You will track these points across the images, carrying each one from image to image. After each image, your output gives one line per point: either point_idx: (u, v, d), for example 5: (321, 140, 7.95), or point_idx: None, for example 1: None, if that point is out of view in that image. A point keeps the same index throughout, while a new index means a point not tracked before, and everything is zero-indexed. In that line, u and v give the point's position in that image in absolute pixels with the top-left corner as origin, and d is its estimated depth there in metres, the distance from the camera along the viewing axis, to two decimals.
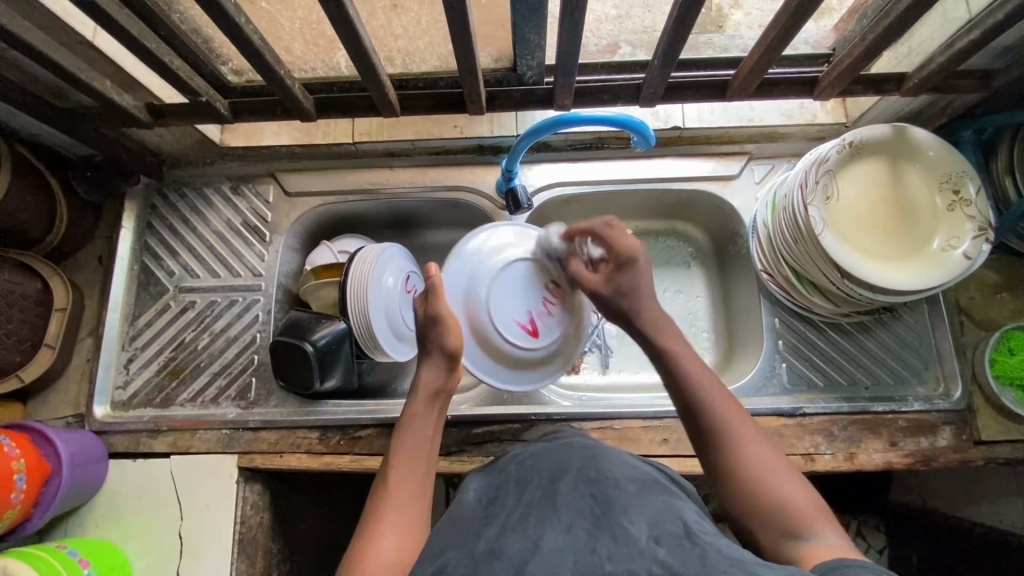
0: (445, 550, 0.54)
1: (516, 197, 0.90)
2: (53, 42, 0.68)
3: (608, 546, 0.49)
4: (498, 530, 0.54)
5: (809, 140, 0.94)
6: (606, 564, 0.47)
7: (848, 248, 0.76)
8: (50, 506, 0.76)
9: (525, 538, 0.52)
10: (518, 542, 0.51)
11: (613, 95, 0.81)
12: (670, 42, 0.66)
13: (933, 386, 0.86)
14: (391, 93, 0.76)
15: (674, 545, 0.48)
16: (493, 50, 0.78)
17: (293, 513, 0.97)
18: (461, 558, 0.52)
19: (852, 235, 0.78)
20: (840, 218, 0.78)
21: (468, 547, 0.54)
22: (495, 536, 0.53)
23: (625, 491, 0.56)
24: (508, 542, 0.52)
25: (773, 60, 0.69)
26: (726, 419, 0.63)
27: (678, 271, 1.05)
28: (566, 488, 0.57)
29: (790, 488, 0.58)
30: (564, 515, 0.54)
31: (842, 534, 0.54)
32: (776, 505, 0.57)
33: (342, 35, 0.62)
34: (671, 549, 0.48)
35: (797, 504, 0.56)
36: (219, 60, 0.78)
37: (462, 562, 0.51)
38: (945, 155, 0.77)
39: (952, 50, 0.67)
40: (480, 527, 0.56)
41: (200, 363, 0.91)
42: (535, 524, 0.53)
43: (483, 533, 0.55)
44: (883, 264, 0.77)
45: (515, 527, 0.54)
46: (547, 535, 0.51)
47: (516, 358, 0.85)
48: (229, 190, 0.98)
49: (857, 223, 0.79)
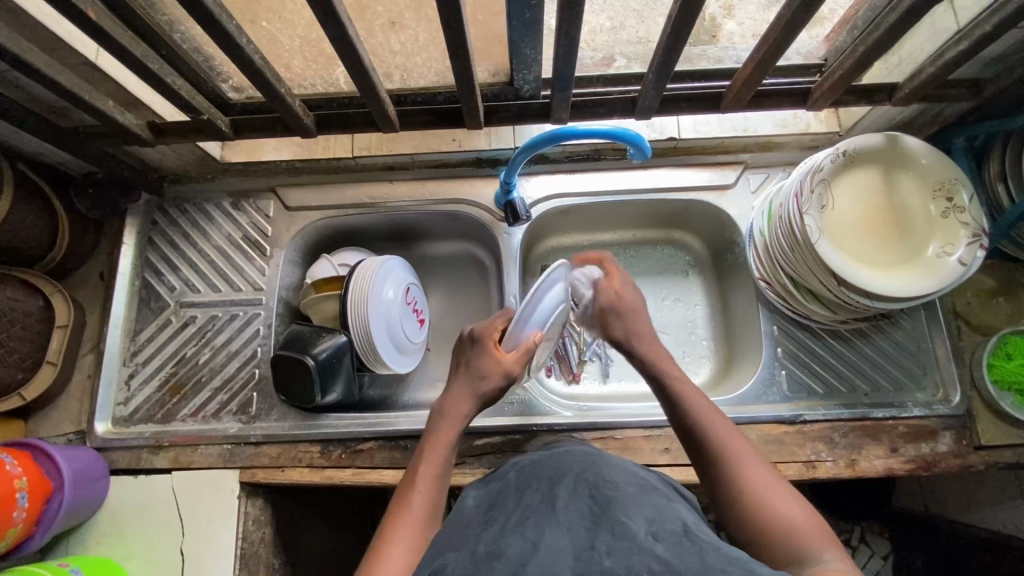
0: (445, 551, 0.54)
1: (515, 209, 0.91)
2: (55, 63, 0.69)
3: (607, 543, 0.49)
4: (497, 533, 0.54)
5: (804, 149, 0.95)
6: (604, 560, 0.47)
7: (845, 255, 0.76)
8: (52, 525, 0.76)
9: (524, 539, 0.51)
10: (517, 543, 0.51)
11: (609, 108, 0.83)
12: (664, 56, 0.67)
13: (932, 392, 0.87)
14: (390, 110, 0.77)
15: (672, 542, 0.48)
16: (490, 65, 0.79)
17: (295, 527, 0.96)
18: (460, 558, 0.52)
19: (847, 241, 0.79)
20: (835, 226, 0.79)
21: (468, 549, 0.53)
22: (494, 538, 0.53)
23: (624, 493, 0.56)
24: (508, 543, 0.51)
25: (766, 71, 0.70)
26: (724, 441, 0.63)
27: (677, 279, 1.05)
28: (565, 491, 0.57)
29: (790, 508, 0.56)
30: (563, 516, 0.53)
31: (845, 557, 0.51)
32: (781, 529, 0.55)
33: (342, 54, 0.63)
34: (669, 547, 0.47)
35: (802, 528, 0.55)
36: (219, 77, 0.78)
37: (461, 562, 0.51)
38: (937, 163, 0.78)
39: (942, 60, 0.68)
40: (479, 530, 0.56)
41: (201, 378, 0.91)
42: (535, 526, 0.53)
43: (482, 537, 0.55)
44: (880, 270, 0.77)
45: (515, 529, 0.54)
46: (546, 536, 0.51)
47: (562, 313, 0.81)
48: (229, 205, 0.98)
49: (854, 230, 0.80)
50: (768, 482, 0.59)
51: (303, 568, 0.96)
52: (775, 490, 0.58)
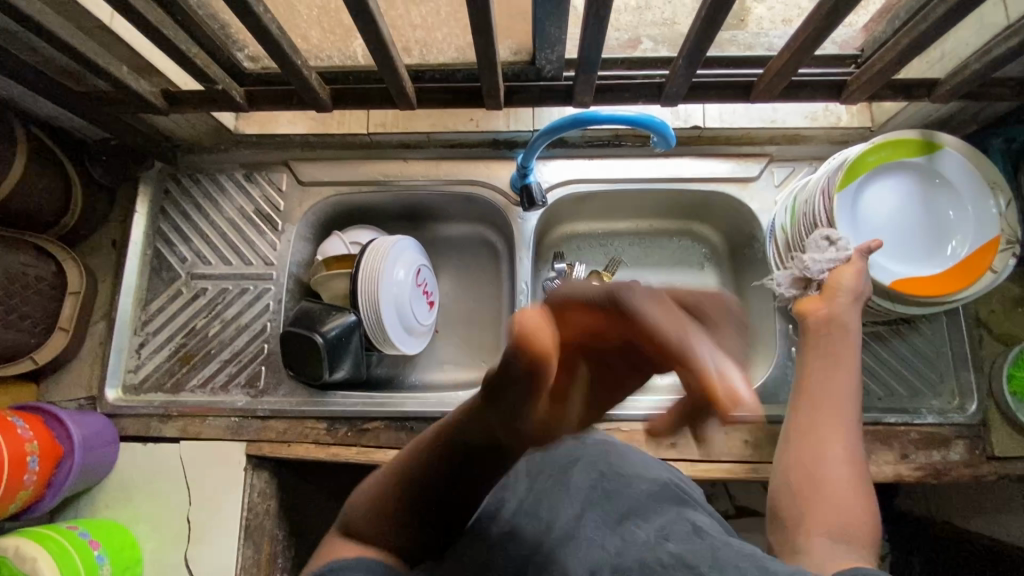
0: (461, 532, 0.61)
1: (531, 193, 0.90)
2: (70, 26, 0.67)
3: (616, 543, 0.54)
4: (513, 513, 0.60)
5: (832, 144, 0.92)
6: (612, 556, 0.53)
7: (916, 229, 0.76)
8: (62, 488, 0.77)
9: (537, 523, 0.58)
10: (532, 526, 0.58)
11: (634, 93, 0.79)
12: (696, 43, 0.65)
13: (948, 400, 0.85)
14: (409, 86, 0.75)
15: (682, 539, 0.52)
16: (512, 43, 0.76)
17: (299, 500, 0.98)
18: (475, 540, 0.58)
19: (928, 211, 0.76)
20: (912, 196, 0.77)
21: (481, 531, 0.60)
22: (507, 519, 0.60)
23: (635, 490, 0.60)
24: (524, 527, 0.58)
25: (802, 62, 0.68)
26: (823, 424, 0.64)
27: (692, 272, 1.03)
28: None
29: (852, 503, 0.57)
30: (574, 503, 0.59)
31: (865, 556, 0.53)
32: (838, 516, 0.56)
33: (360, 26, 0.61)
34: (680, 543, 0.52)
35: (857, 525, 0.55)
36: (235, 45, 0.76)
37: (476, 545, 0.58)
38: (975, 165, 0.75)
39: (989, 56, 0.65)
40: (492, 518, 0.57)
41: (210, 350, 0.92)
42: (547, 510, 0.59)
43: None
44: (937, 252, 0.75)
45: (528, 512, 0.60)
46: None
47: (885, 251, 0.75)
48: (242, 176, 0.97)
49: (932, 202, 0.76)
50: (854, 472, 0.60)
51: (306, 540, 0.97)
52: (847, 464, 0.60)
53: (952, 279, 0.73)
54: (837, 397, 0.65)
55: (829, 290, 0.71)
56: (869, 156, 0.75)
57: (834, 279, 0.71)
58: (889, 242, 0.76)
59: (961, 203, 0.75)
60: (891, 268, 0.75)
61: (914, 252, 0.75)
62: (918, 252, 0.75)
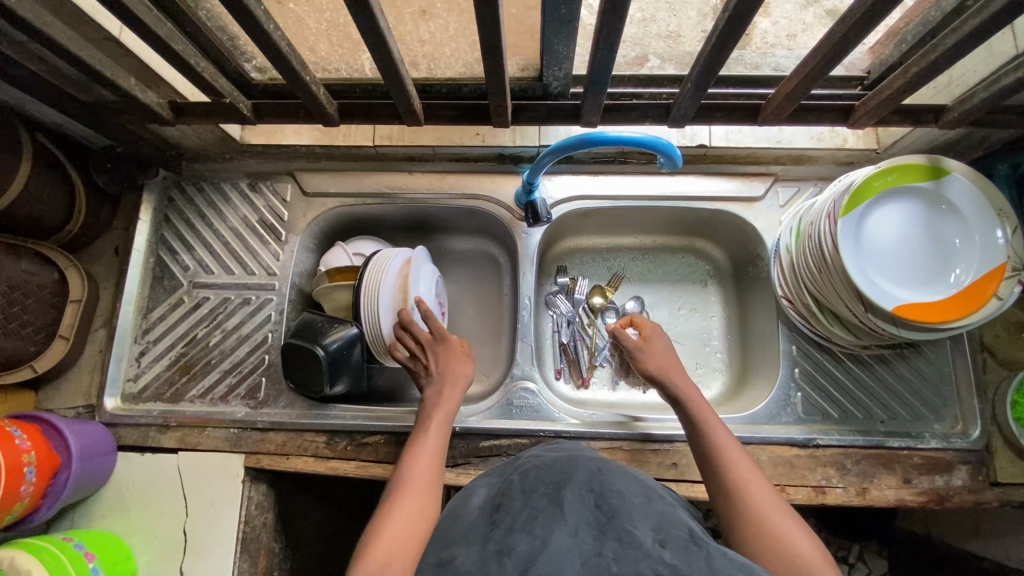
0: (454, 545, 0.55)
1: (536, 210, 0.88)
2: (79, 37, 0.67)
3: (613, 548, 0.50)
4: (505, 530, 0.53)
5: (838, 165, 0.92)
6: (612, 566, 0.48)
7: (923, 260, 0.76)
8: (59, 498, 0.76)
9: (532, 537, 0.51)
10: (525, 541, 0.51)
11: (642, 112, 0.79)
12: (705, 68, 0.65)
13: (951, 425, 0.84)
14: (416, 103, 0.75)
15: (680, 548, 0.50)
16: (520, 59, 0.77)
17: (296, 512, 0.97)
18: (471, 554, 0.52)
19: (940, 242, 0.76)
20: (916, 227, 0.77)
21: (476, 544, 0.53)
22: (502, 535, 0.52)
23: (630, 501, 0.56)
24: (516, 540, 0.51)
25: (810, 88, 0.68)
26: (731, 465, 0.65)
27: (695, 289, 1.03)
28: (572, 494, 0.56)
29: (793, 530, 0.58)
30: (570, 516, 0.53)
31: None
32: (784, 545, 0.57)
33: (371, 45, 0.61)
34: (677, 552, 0.49)
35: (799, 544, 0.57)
36: (243, 57, 0.77)
37: (470, 559, 0.51)
38: (982, 190, 0.74)
39: (997, 85, 0.65)
40: (485, 530, 0.55)
41: (211, 360, 0.91)
42: (542, 523, 0.52)
43: (491, 535, 0.54)
44: (944, 283, 0.75)
45: (522, 526, 0.53)
46: (554, 535, 0.51)
47: (888, 280, 0.76)
48: (247, 186, 0.97)
49: (938, 232, 0.76)
50: (770, 496, 0.62)
51: (301, 553, 0.96)
52: (781, 509, 0.60)
53: (960, 307, 0.73)
54: (726, 441, 0.68)
55: (669, 372, 0.79)
56: (876, 181, 0.75)
57: (651, 334, 0.85)
58: (893, 270, 0.76)
59: (966, 234, 0.75)
60: (896, 293, 0.75)
61: (921, 283, 0.75)
62: (926, 284, 0.75)
